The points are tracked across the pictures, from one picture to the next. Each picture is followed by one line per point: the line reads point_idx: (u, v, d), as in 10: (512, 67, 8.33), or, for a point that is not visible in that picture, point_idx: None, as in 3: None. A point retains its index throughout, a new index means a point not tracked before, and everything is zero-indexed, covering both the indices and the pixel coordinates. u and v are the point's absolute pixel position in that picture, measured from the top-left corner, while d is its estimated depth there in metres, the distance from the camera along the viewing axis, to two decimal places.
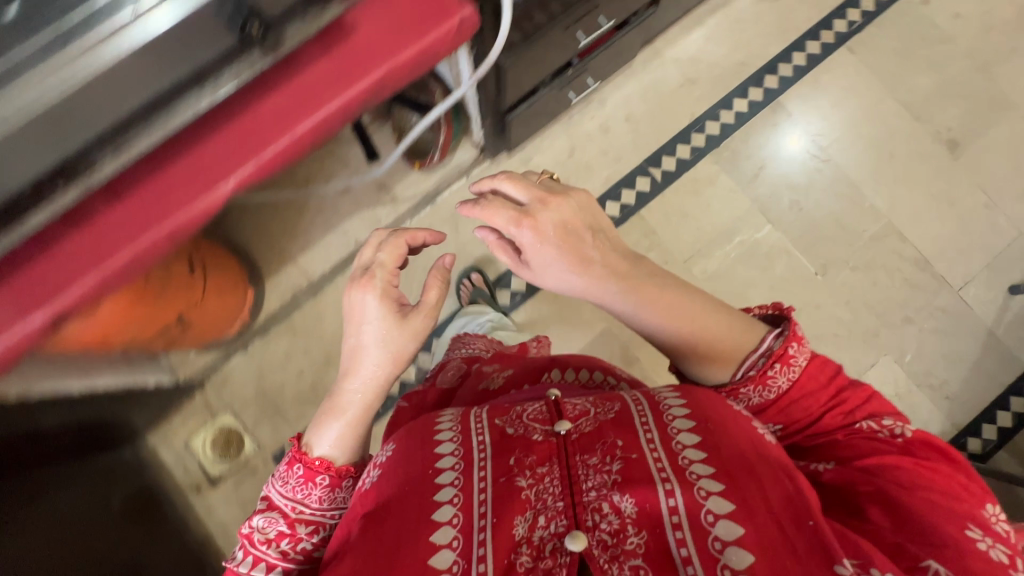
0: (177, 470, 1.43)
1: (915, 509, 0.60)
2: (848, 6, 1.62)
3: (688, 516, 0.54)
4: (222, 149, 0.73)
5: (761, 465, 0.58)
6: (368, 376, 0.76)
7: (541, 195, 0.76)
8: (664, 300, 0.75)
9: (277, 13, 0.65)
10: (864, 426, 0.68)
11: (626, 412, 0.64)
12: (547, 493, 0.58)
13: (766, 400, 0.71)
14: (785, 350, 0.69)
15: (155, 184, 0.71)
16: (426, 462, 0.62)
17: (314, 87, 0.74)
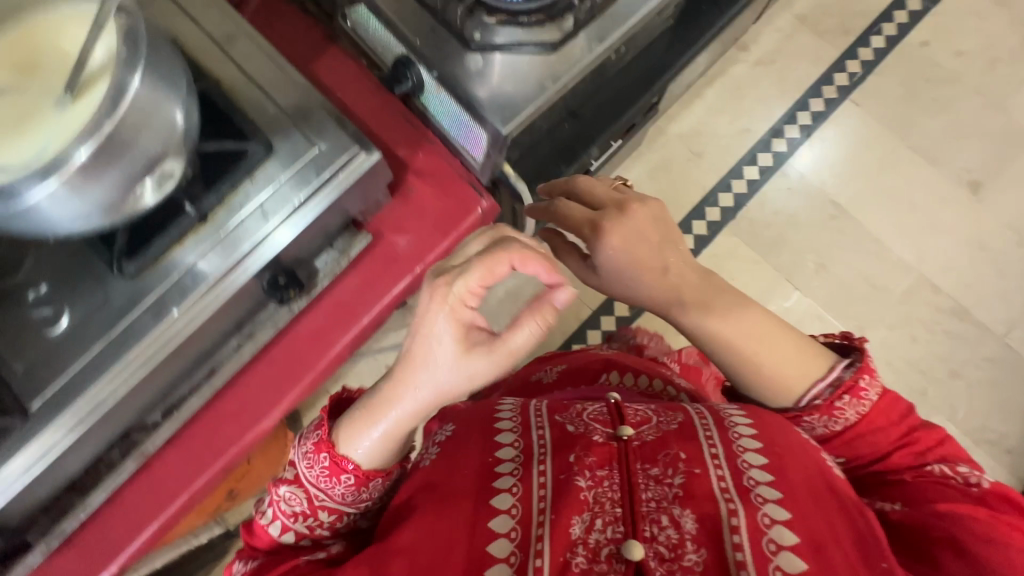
0: None
1: (984, 557, 0.53)
2: (847, 58, 1.59)
3: (749, 530, 0.53)
4: (266, 378, 0.73)
5: (818, 483, 0.57)
6: (425, 395, 0.56)
7: (620, 202, 0.68)
8: (727, 306, 0.68)
9: (305, 254, 0.68)
10: (935, 470, 0.62)
11: (693, 427, 0.63)
12: (606, 496, 0.57)
13: (831, 432, 0.65)
14: (856, 382, 0.64)
15: (203, 423, 0.72)
16: (481, 459, 0.61)
17: (348, 302, 0.75)
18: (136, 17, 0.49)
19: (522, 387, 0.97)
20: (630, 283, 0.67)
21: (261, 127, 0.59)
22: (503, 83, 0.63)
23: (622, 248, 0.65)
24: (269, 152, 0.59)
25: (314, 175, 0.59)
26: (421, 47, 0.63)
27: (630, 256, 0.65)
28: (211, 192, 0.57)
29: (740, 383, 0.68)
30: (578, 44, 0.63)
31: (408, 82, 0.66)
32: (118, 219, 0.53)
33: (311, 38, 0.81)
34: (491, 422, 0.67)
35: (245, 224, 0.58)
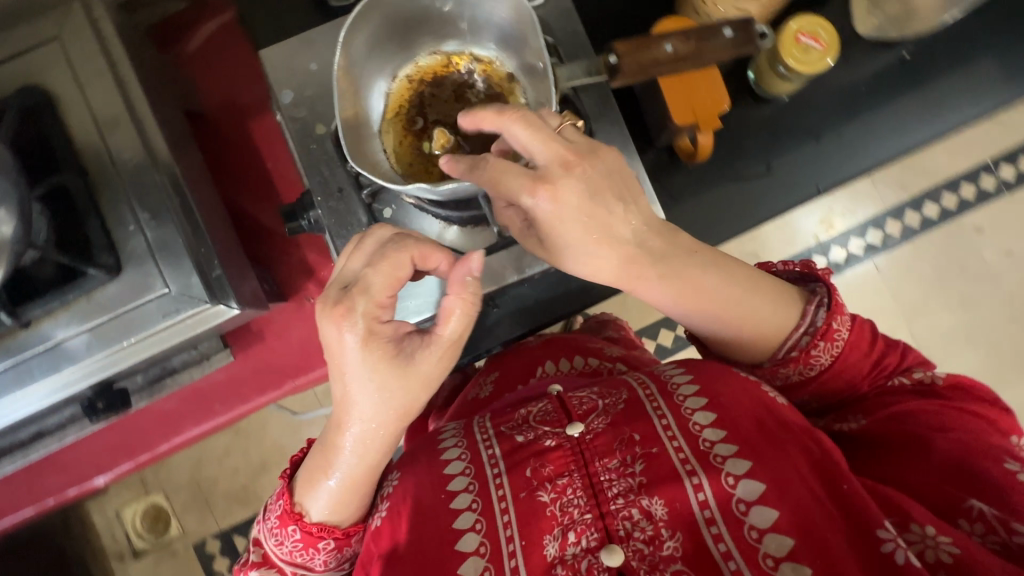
0: (106, 537, 1.44)
1: (952, 460, 0.46)
2: (889, 216, 1.36)
3: (721, 513, 0.45)
4: (105, 443, 0.70)
5: (774, 426, 0.47)
6: (366, 432, 0.45)
7: (564, 153, 0.43)
8: (699, 277, 0.49)
9: (153, 368, 0.60)
10: (896, 383, 0.52)
11: (641, 401, 0.51)
12: (574, 506, 0.47)
13: (806, 380, 0.52)
14: (829, 326, 0.50)
15: (30, 467, 0.70)
16: (437, 485, 0.49)
17: (207, 396, 0.70)
18: None
19: (461, 412, 0.66)
20: (603, 273, 0.47)
21: (113, 243, 0.53)
22: None
23: (570, 219, 0.43)
24: (115, 275, 0.52)
25: (157, 319, 0.53)
26: (320, 205, 0.54)
27: (583, 228, 0.44)
28: (38, 303, 0.52)
29: (725, 349, 0.54)
30: (493, 262, 0.54)
31: (304, 222, 0.56)
32: None
33: (254, 91, 0.71)
34: (434, 442, 0.54)
35: (68, 344, 0.53)
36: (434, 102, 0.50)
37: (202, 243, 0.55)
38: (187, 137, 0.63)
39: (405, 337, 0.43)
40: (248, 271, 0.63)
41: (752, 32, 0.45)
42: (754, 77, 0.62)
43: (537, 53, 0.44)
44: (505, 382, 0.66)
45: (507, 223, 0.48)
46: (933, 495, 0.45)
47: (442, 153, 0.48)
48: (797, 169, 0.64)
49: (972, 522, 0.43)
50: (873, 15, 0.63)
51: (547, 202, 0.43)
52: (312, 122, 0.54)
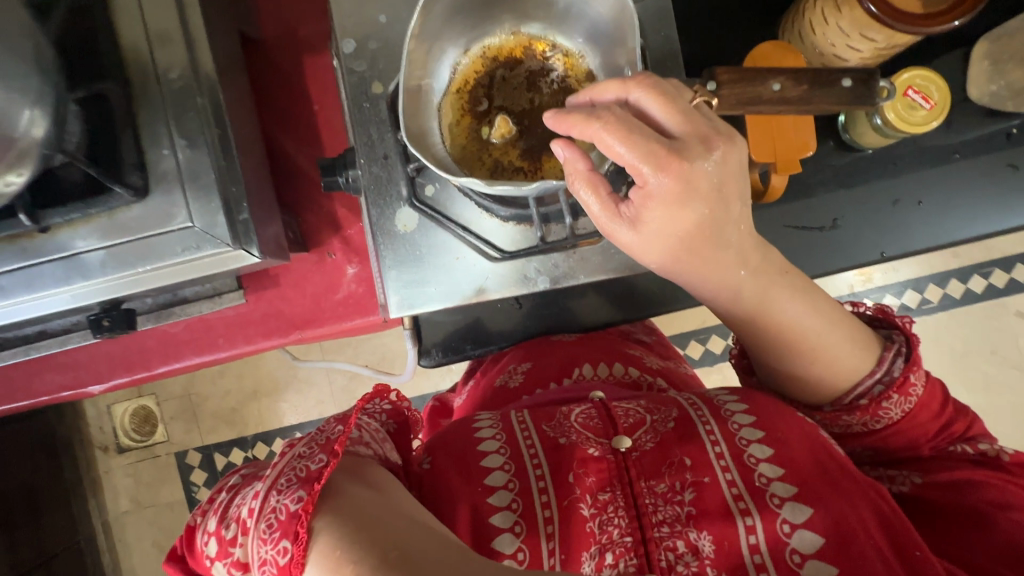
0: (94, 427, 1.48)
1: (1011, 542, 0.45)
2: (932, 281, 1.30)
3: (772, 558, 0.46)
4: (106, 354, 0.70)
5: (837, 473, 0.47)
6: None
7: (703, 130, 0.39)
8: (776, 302, 0.47)
9: (163, 293, 0.59)
10: (957, 450, 0.51)
11: (692, 422, 0.51)
12: (615, 526, 0.47)
13: (866, 432, 0.50)
14: (906, 377, 0.48)
15: (31, 361, 0.70)
16: (473, 479, 0.47)
17: (214, 330, 0.69)
18: None
19: (484, 397, 0.64)
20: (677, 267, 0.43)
21: (144, 164, 0.50)
22: (425, 258, 0.51)
23: (686, 208, 0.39)
24: (141, 197, 0.50)
25: (177, 250, 0.51)
26: (362, 167, 0.51)
27: (685, 219, 0.40)
28: (59, 211, 0.50)
29: (785, 386, 0.52)
30: (526, 266, 0.51)
31: (341, 179, 0.54)
32: None
33: (314, 27, 0.68)
34: (467, 429, 0.51)
35: (83, 258, 0.52)
36: (502, 86, 0.46)
37: (233, 182, 0.53)
38: (237, 65, 0.60)
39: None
40: (275, 218, 0.60)
41: (872, 86, 0.42)
42: (843, 122, 0.57)
43: (629, 56, 0.41)
44: (539, 374, 0.63)
45: (585, 200, 0.41)
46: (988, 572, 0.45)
47: (500, 143, 0.45)
48: (866, 231, 0.60)
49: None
50: (993, 82, 0.56)
51: (666, 179, 0.38)
52: (370, 80, 0.50)
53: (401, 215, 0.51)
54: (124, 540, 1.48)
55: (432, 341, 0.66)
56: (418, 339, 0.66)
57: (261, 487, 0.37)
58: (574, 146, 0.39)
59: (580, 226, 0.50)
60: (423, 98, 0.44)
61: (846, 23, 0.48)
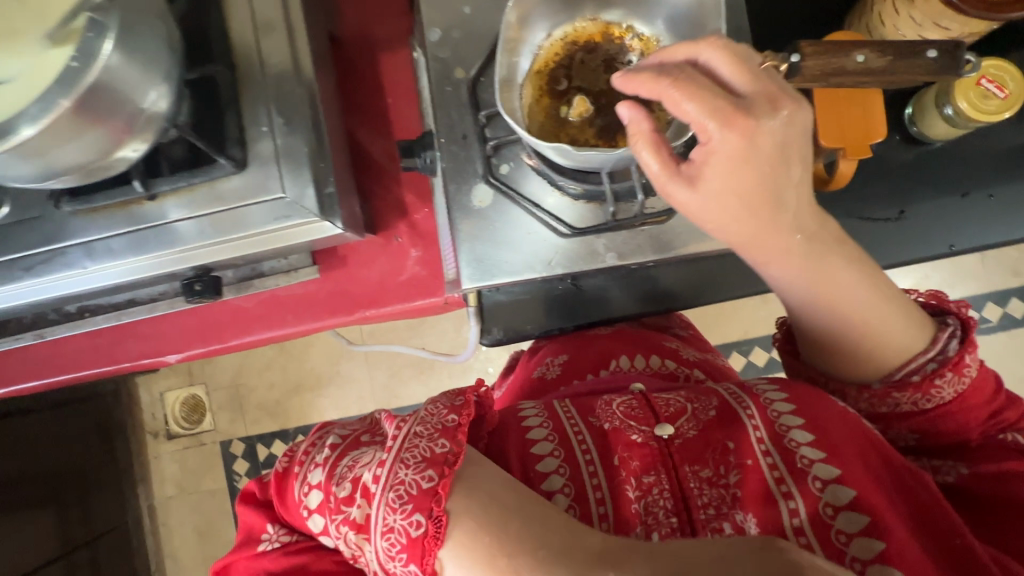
0: (146, 413, 1.55)
1: None
2: (991, 300, 1.24)
3: (818, 539, 0.45)
4: (185, 325, 0.75)
5: (876, 460, 0.48)
6: None
7: (772, 92, 0.40)
8: (831, 278, 0.47)
9: (245, 263, 0.63)
10: (1008, 439, 0.51)
11: (732, 409, 0.51)
12: (660, 507, 0.47)
13: (916, 411, 0.50)
14: (961, 357, 0.48)
15: (117, 329, 0.75)
16: (525, 463, 0.48)
17: (283, 306, 0.73)
18: (117, 9, 0.44)
19: (525, 389, 0.67)
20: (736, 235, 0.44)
21: (244, 140, 0.55)
22: (497, 232, 0.54)
23: (744, 165, 0.39)
24: (240, 169, 0.55)
25: (269, 220, 0.55)
26: (441, 146, 0.54)
27: (740, 183, 0.40)
28: (167, 179, 0.55)
29: (833, 365, 0.52)
30: (595, 242, 0.53)
31: (420, 160, 0.57)
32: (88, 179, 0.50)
33: (391, 27, 0.72)
34: (515, 418, 0.52)
35: (185, 224, 0.56)
36: (579, 68, 0.49)
37: (322, 158, 0.57)
38: (324, 57, 0.65)
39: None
40: (353, 197, 0.64)
41: (959, 57, 0.43)
42: (911, 113, 0.57)
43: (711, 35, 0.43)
44: (578, 364, 0.66)
45: (644, 162, 0.41)
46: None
47: (578, 122, 0.48)
48: (932, 225, 0.59)
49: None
50: None
51: (731, 137, 0.39)
52: (452, 65, 0.54)
53: (477, 191, 0.54)
54: (167, 525, 1.53)
55: (495, 320, 0.66)
56: (481, 317, 0.65)
57: (384, 458, 0.41)
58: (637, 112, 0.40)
59: (649, 205, 0.52)
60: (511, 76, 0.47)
61: (919, 13, 0.49)
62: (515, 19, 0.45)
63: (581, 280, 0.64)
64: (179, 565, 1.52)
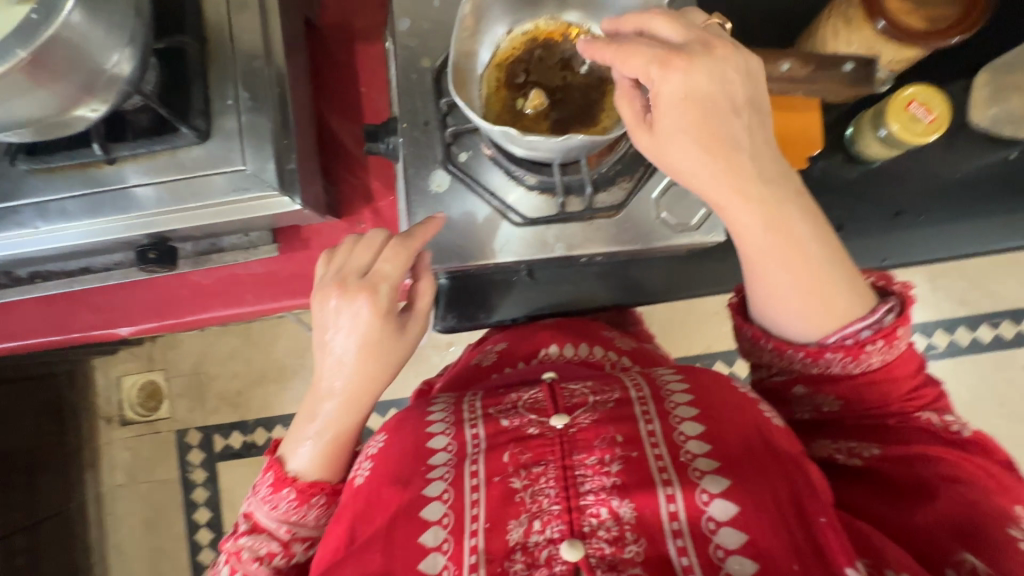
0: (101, 397, 1.51)
1: (954, 516, 0.45)
2: (939, 327, 1.28)
3: (689, 528, 0.45)
4: (140, 298, 0.74)
5: (760, 447, 0.48)
6: (342, 379, 0.53)
7: (704, 37, 0.43)
8: (784, 210, 0.45)
9: (202, 236, 0.64)
10: (925, 419, 0.50)
11: (631, 403, 0.52)
12: (545, 495, 0.47)
13: (845, 376, 0.49)
14: (894, 327, 0.47)
15: (70, 299, 0.74)
16: (419, 458, 0.51)
17: (242, 284, 0.73)
18: None
19: (458, 375, 0.66)
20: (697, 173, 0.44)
21: (208, 112, 0.56)
22: (452, 217, 0.55)
23: (691, 100, 0.42)
24: (202, 140, 0.55)
25: (228, 192, 0.56)
26: (404, 132, 0.56)
27: (694, 113, 0.43)
28: (128, 145, 0.55)
29: (776, 317, 0.49)
30: (546, 233, 0.55)
31: (383, 145, 0.58)
32: (44, 135, 0.50)
33: (369, 19, 0.74)
34: (421, 423, 0.54)
35: (144, 191, 0.56)
36: (534, 64, 0.51)
37: (286, 137, 0.58)
38: (299, 40, 0.66)
39: (396, 316, 0.52)
40: (317, 179, 0.65)
41: (872, 69, 0.49)
42: (851, 134, 0.61)
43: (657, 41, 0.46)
44: (511, 351, 0.66)
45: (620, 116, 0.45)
46: (922, 544, 0.45)
47: (533, 114, 0.50)
48: (867, 240, 0.63)
49: (960, 573, 0.43)
50: (991, 108, 0.60)
51: (674, 76, 0.42)
52: (419, 55, 0.56)
53: (434, 176, 0.55)
54: (113, 515, 1.48)
55: (447, 306, 0.68)
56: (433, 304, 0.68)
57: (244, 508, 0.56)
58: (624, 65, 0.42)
59: (598, 200, 0.54)
60: (467, 71, 0.49)
61: (855, 39, 0.53)
62: (469, 12, 0.47)
63: (535, 272, 0.68)
64: (122, 557, 1.47)
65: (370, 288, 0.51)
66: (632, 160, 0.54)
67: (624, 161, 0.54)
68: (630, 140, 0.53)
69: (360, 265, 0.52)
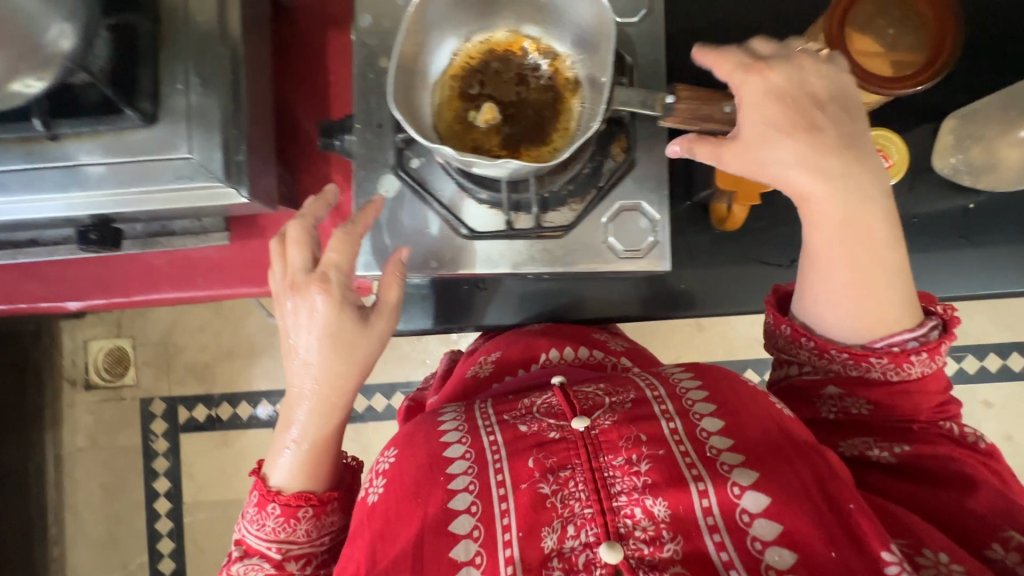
0: (66, 359, 1.48)
1: (992, 507, 0.46)
2: None
3: (723, 521, 0.45)
4: (92, 274, 0.73)
5: (781, 439, 0.48)
6: (312, 370, 0.50)
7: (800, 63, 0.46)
8: (860, 211, 0.47)
9: (149, 219, 0.62)
10: (947, 427, 0.51)
11: (649, 402, 0.52)
12: (576, 499, 0.47)
13: (885, 383, 0.49)
14: (939, 342, 0.48)
15: (20, 268, 0.73)
16: (436, 468, 0.50)
17: (197, 268, 0.72)
18: None
19: (457, 389, 0.64)
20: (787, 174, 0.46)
21: (157, 95, 0.54)
22: (399, 224, 0.55)
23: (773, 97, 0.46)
24: (148, 123, 0.54)
25: (171, 177, 0.54)
26: (357, 132, 0.55)
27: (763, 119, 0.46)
28: (70, 122, 0.53)
29: (824, 319, 0.50)
30: (492, 250, 0.54)
31: (337, 142, 0.57)
32: None
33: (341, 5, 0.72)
34: (432, 427, 0.53)
35: (86, 170, 0.55)
36: (495, 78, 0.50)
37: (236, 126, 0.56)
38: (263, 25, 0.65)
39: (358, 308, 0.51)
40: (271, 168, 0.64)
41: None
42: None
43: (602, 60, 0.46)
44: (505, 358, 0.64)
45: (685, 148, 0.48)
46: (962, 523, 0.46)
47: (486, 128, 0.48)
48: None
49: (1008, 548, 0.44)
50: (953, 155, 0.60)
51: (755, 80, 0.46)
52: (378, 55, 0.55)
53: (385, 180, 0.55)
54: (72, 477, 1.47)
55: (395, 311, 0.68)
56: None
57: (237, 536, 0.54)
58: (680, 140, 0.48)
59: (547, 220, 0.54)
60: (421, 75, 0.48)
61: None
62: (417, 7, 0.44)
63: (485, 283, 0.68)
64: (79, 520, 1.47)
65: (319, 279, 0.50)
66: (584, 182, 0.54)
67: (576, 181, 0.53)
68: (583, 161, 0.52)
69: (306, 261, 0.51)
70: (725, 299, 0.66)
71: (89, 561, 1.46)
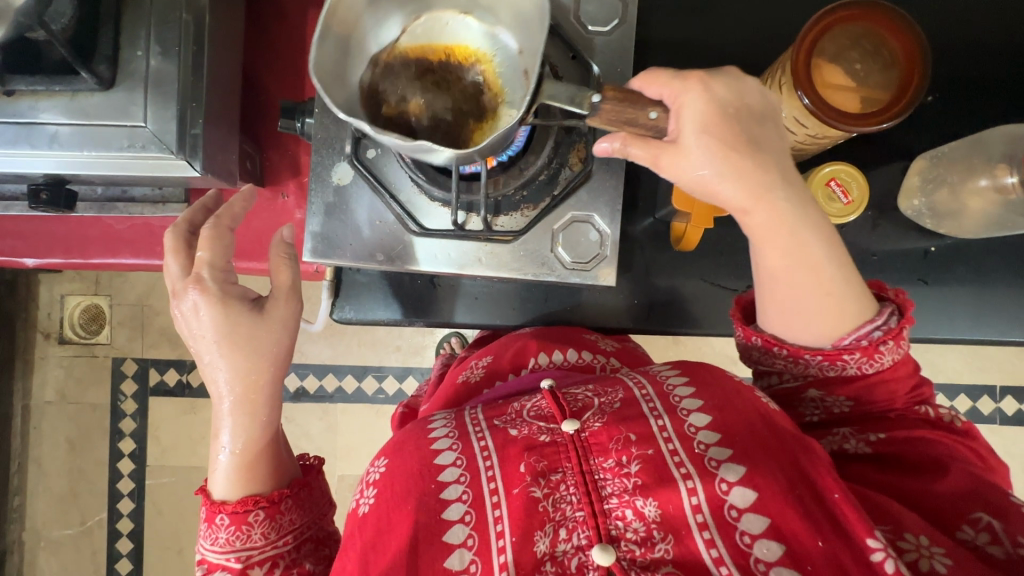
0: (42, 312, 1.44)
1: (966, 487, 0.46)
2: None
3: (713, 519, 0.45)
4: (52, 231, 0.72)
5: (771, 439, 0.47)
6: (221, 372, 0.49)
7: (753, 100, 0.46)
8: (807, 233, 0.46)
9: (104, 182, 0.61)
10: (922, 411, 0.51)
11: (638, 402, 0.51)
12: (566, 502, 0.48)
13: (858, 377, 0.49)
14: (901, 328, 0.47)
15: None
16: (427, 476, 0.49)
17: (159, 237, 0.72)
18: None
19: (448, 395, 0.64)
20: (724, 193, 0.45)
21: (115, 60, 0.53)
22: (347, 213, 0.55)
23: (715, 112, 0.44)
24: (105, 88, 0.53)
25: (122, 142, 0.54)
26: (315, 117, 0.54)
27: (719, 141, 0.44)
28: (28, 80, 0.52)
29: (793, 325, 0.49)
30: (448, 250, 0.54)
31: (296, 125, 0.56)
32: None
33: None
34: (423, 431, 0.53)
35: (39, 129, 0.53)
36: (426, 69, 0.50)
37: (196, 99, 0.56)
38: None
39: (253, 300, 0.50)
40: (232, 143, 0.63)
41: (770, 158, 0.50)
42: None
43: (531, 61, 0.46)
44: (496, 364, 0.64)
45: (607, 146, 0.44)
46: (936, 505, 0.46)
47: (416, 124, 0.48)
48: None
49: (977, 530, 0.44)
50: (917, 198, 0.59)
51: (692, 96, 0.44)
52: None
53: (338, 168, 0.54)
54: (39, 429, 1.45)
55: (347, 298, 0.67)
56: (335, 292, 0.68)
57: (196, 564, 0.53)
58: (616, 137, 0.44)
59: (498, 224, 0.53)
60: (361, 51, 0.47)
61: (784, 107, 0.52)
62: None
63: (439, 280, 0.67)
64: (41, 473, 1.45)
65: (193, 280, 0.48)
66: (538, 188, 0.53)
67: (530, 187, 0.53)
68: (539, 167, 0.52)
69: (182, 267, 0.49)
70: (680, 317, 0.67)
71: (47, 514, 1.45)
